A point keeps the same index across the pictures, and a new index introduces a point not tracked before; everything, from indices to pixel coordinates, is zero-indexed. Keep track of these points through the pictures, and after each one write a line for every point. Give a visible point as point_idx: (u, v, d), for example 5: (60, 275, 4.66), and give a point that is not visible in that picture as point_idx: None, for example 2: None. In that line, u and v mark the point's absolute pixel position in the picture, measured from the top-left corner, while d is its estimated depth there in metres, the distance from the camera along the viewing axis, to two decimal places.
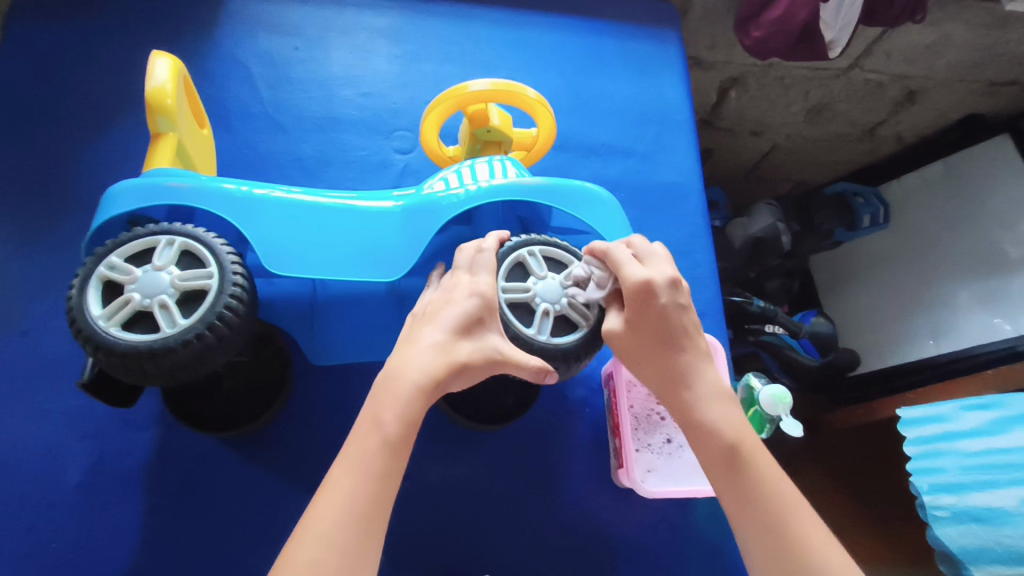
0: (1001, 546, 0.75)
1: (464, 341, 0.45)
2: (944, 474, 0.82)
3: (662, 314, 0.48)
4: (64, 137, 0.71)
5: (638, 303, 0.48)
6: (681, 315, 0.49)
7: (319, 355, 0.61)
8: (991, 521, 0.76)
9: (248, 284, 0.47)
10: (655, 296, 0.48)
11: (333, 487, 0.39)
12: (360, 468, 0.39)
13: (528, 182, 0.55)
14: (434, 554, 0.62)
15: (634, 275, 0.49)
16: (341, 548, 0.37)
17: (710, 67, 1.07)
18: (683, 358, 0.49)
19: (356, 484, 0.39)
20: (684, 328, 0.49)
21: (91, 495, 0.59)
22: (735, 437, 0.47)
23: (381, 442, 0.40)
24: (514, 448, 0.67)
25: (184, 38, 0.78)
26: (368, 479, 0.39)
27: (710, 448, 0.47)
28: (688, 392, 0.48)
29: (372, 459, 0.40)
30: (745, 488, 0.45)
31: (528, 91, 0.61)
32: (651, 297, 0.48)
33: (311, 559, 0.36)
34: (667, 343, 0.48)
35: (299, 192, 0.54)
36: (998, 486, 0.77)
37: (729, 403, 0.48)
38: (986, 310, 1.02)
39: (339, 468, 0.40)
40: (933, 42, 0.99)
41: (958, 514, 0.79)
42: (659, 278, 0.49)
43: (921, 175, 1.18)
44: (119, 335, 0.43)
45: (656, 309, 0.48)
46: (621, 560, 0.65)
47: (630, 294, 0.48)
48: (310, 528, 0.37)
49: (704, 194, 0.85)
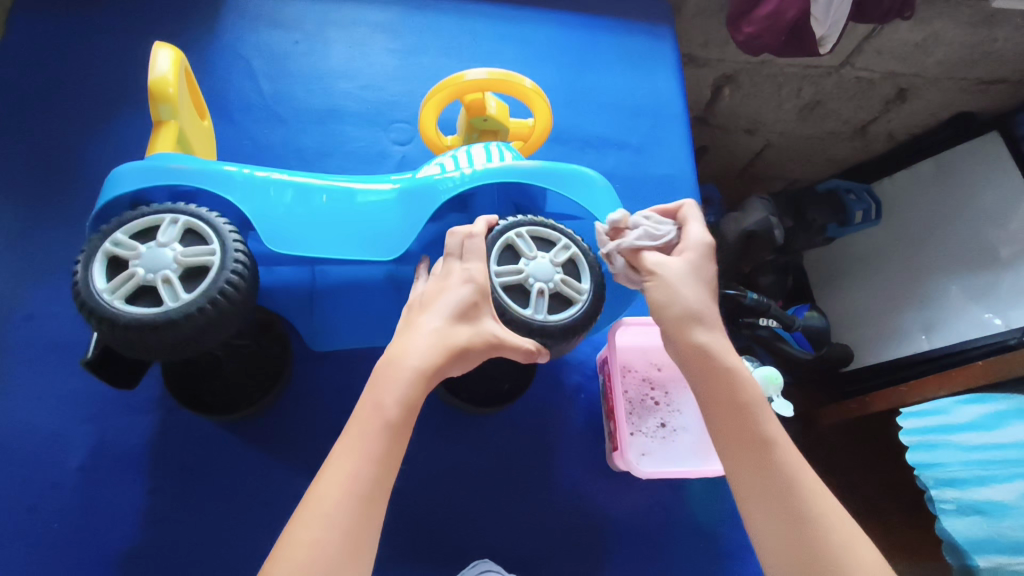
0: (1003, 537, 0.75)
1: (461, 326, 0.46)
2: (946, 467, 0.82)
3: (701, 278, 0.53)
4: (66, 126, 0.72)
5: (682, 259, 0.53)
6: (713, 282, 0.53)
7: (317, 341, 0.63)
8: (994, 515, 0.77)
9: (249, 262, 0.48)
10: (712, 258, 0.54)
11: (335, 469, 0.40)
12: (362, 451, 0.40)
13: (522, 165, 0.56)
14: (429, 536, 0.62)
15: (701, 236, 0.54)
16: (341, 529, 0.38)
17: (704, 64, 1.08)
18: (704, 335, 0.49)
19: (358, 466, 0.40)
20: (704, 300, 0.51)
21: (91, 476, 0.60)
22: (753, 414, 0.47)
23: (382, 425, 0.41)
24: (509, 432, 0.68)
25: (186, 31, 0.79)
26: (369, 461, 0.40)
27: (732, 423, 0.47)
28: (708, 364, 0.48)
29: (372, 442, 0.40)
30: (768, 470, 0.45)
31: (524, 81, 0.63)
32: (710, 258, 0.54)
33: (314, 540, 0.37)
34: (688, 315, 0.49)
35: (300, 175, 0.55)
36: (998, 481, 0.78)
37: (746, 373, 0.49)
38: (977, 305, 1.04)
39: (341, 451, 0.40)
40: (922, 40, 1.01)
41: (962, 507, 0.79)
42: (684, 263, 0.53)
43: (912, 173, 1.20)
44: (123, 308, 0.45)
45: (705, 268, 0.53)
46: (615, 543, 0.65)
47: (697, 247, 0.53)
48: (312, 510, 0.38)
49: (698, 187, 0.86)
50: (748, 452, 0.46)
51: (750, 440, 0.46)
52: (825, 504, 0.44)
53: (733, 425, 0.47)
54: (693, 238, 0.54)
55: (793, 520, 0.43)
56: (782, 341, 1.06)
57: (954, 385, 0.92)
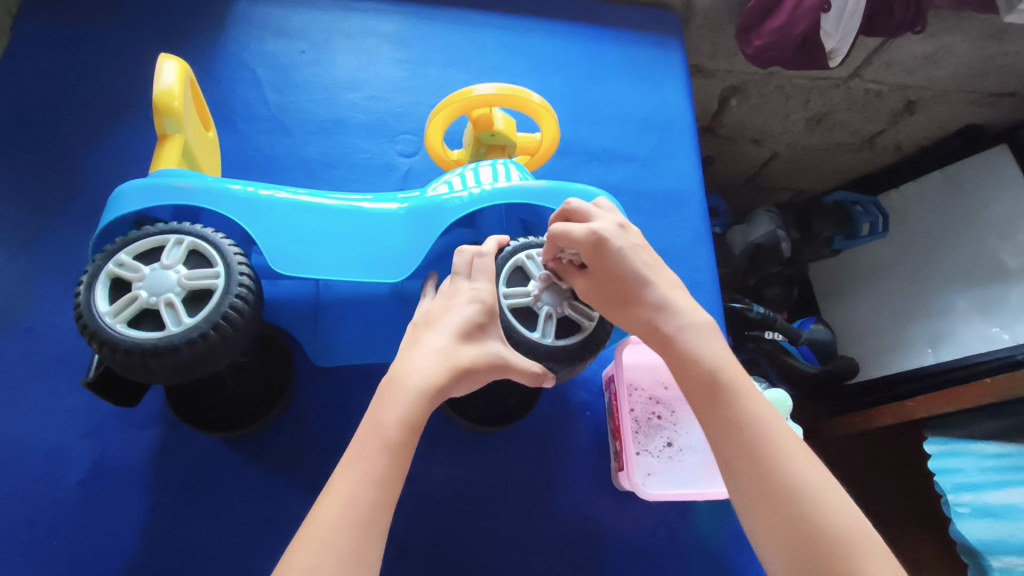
0: (1012, 538, 0.80)
1: (467, 347, 0.45)
2: (963, 473, 0.86)
3: (618, 260, 0.49)
4: (70, 136, 0.71)
5: (593, 255, 0.50)
6: (651, 267, 0.50)
7: (321, 356, 0.62)
8: (1006, 518, 0.81)
9: (254, 284, 0.48)
10: (608, 243, 0.49)
11: (334, 492, 0.38)
12: (361, 474, 0.39)
13: (531, 186, 0.55)
14: (433, 555, 0.62)
15: (582, 231, 0.50)
16: (340, 555, 0.36)
17: (711, 75, 1.07)
18: (670, 319, 0.48)
19: (357, 489, 0.38)
20: (638, 270, 0.49)
21: (92, 492, 0.59)
22: (723, 394, 0.45)
23: (382, 447, 0.40)
24: (514, 449, 0.67)
25: (191, 41, 0.78)
26: (368, 484, 0.38)
27: (707, 415, 0.45)
28: (672, 354, 0.47)
29: (372, 465, 0.39)
30: (761, 468, 0.41)
31: (532, 96, 0.62)
32: (603, 247, 0.49)
33: (312, 565, 0.35)
34: (646, 316, 0.49)
35: (303, 193, 0.54)
36: (1013, 485, 0.82)
37: (715, 350, 0.47)
38: (983, 319, 1.03)
39: (339, 474, 0.39)
40: (932, 53, 1.00)
41: (978, 511, 0.83)
42: (606, 228, 0.50)
43: (921, 184, 1.19)
44: (125, 332, 0.44)
45: (610, 256, 0.49)
46: (620, 562, 0.65)
47: (586, 248, 0.50)
48: (307, 536, 0.36)
49: (705, 200, 0.85)
50: (725, 436, 0.43)
51: (725, 425, 0.44)
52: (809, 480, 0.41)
53: (709, 412, 0.45)
54: (575, 241, 0.50)
55: (767, 491, 0.41)
56: (789, 355, 1.06)
57: (963, 403, 0.88)
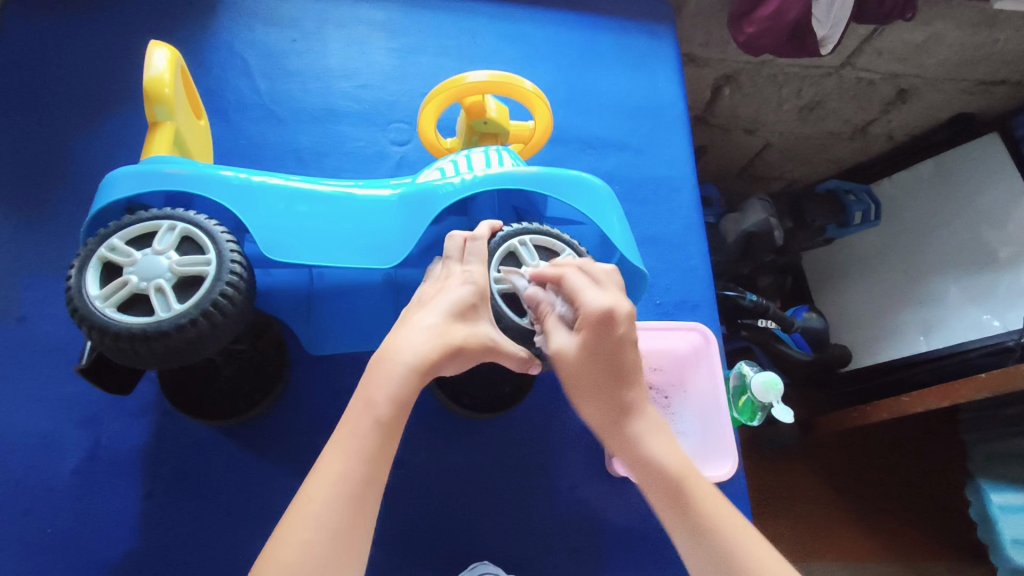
0: None
1: (459, 325, 0.45)
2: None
3: (617, 345, 0.48)
4: (60, 126, 0.71)
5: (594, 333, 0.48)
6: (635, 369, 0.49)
7: (315, 345, 0.61)
8: None
9: (245, 272, 0.48)
10: (614, 325, 0.47)
11: (325, 470, 0.38)
12: (352, 451, 0.39)
13: (524, 173, 0.55)
14: (426, 539, 0.62)
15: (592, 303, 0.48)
16: (331, 530, 0.36)
17: (704, 64, 1.08)
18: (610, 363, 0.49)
19: (349, 466, 0.38)
20: (631, 361, 0.49)
21: (86, 480, 0.59)
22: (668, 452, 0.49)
23: (373, 423, 0.40)
24: (505, 435, 0.67)
25: (181, 29, 0.78)
26: (359, 462, 0.39)
27: (665, 501, 0.48)
28: (644, 459, 0.48)
29: (362, 443, 0.39)
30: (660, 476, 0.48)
31: (525, 83, 0.62)
32: (610, 327, 0.47)
33: (304, 540, 0.35)
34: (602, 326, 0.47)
35: (296, 180, 0.54)
36: None
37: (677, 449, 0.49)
38: (975, 306, 1.04)
39: (331, 451, 0.39)
40: (924, 40, 1.00)
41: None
42: (618, 310, 0.48)
43: (912, 173, 1.20)
44: (114, 316, 0.44)
45: (613, 338, 0.48)
46: (613, 545, 0.66)
47: (590, 321, 0.47)
48: (300, 511, 0.37)
49: (699, 188, 0.85)
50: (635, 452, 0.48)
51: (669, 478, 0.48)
52: (716, 513, 0.47)
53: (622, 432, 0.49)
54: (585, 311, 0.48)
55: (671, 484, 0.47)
56: (781, 342, 1.07)
57: (957, 398, 0.90)
